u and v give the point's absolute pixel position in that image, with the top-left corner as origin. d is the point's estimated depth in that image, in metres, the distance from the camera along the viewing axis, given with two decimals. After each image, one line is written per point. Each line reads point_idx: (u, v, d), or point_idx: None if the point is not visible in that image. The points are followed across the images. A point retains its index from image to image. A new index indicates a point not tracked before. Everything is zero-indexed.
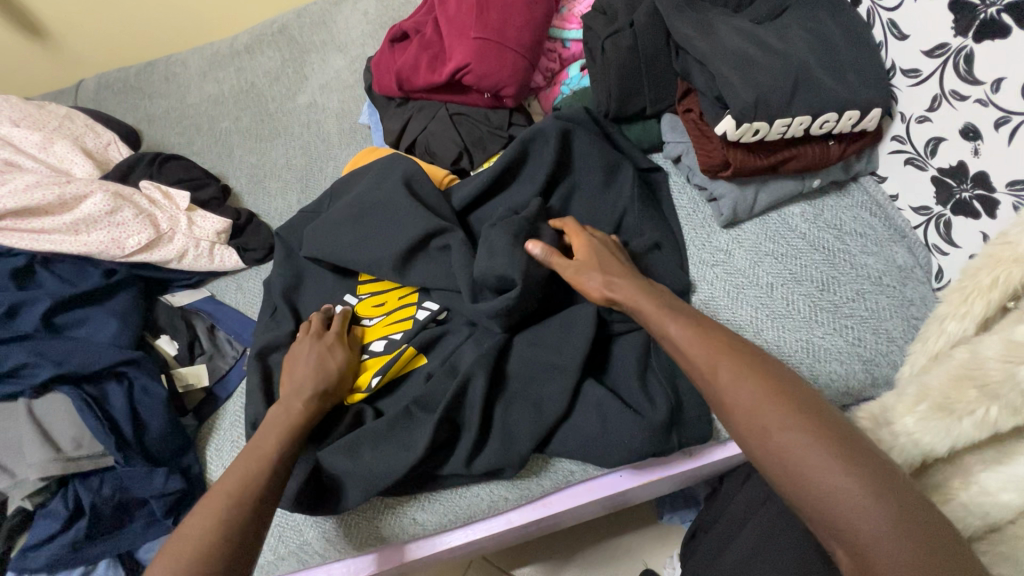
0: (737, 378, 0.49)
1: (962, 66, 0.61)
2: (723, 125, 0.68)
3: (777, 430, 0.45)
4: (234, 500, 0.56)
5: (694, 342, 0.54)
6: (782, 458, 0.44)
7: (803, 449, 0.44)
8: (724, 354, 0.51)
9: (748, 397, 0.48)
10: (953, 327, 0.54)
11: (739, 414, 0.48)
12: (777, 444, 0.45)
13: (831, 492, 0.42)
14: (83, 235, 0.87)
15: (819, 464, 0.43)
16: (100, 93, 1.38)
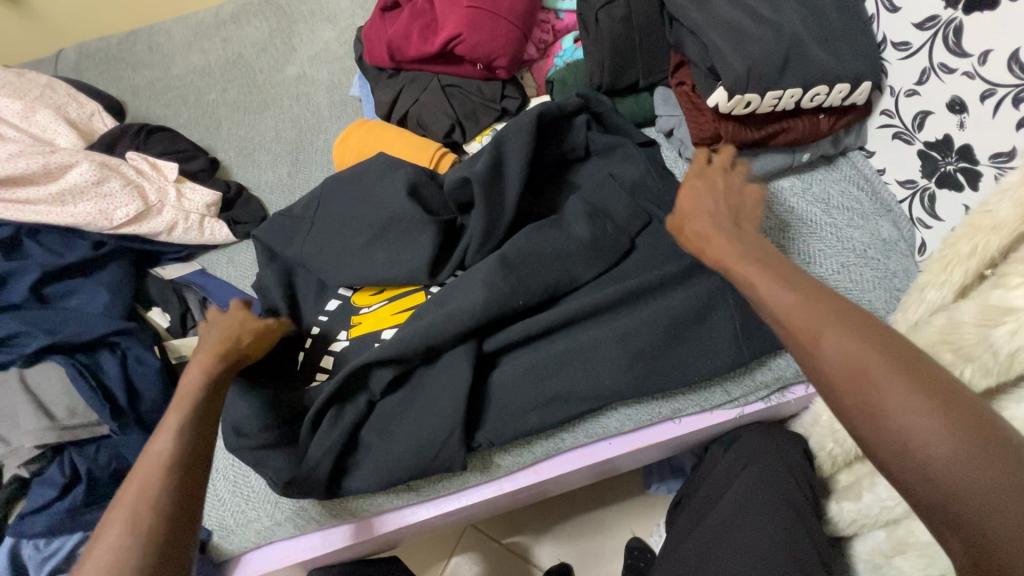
0: (847, 342, 0.41)
1: (950, 38, 0.62)
2: (716, 96, 0.68)
3: (885, 397, 0.38)
4: (143, 494, 0.45)
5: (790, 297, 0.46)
6: (898, 441, 0.37)
7: (916, 414, 0.37)
8: (808, 301, 0.45)
9: (856, 360, 0.40)
10: (932, 295, 0.56)
11: (846, 382, 0.40)
12: (896, 424, 0.37)
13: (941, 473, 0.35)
14: (70, 206, 0.86)
15: (931, 435, 0.36)
16: (82, 64, 1.34)
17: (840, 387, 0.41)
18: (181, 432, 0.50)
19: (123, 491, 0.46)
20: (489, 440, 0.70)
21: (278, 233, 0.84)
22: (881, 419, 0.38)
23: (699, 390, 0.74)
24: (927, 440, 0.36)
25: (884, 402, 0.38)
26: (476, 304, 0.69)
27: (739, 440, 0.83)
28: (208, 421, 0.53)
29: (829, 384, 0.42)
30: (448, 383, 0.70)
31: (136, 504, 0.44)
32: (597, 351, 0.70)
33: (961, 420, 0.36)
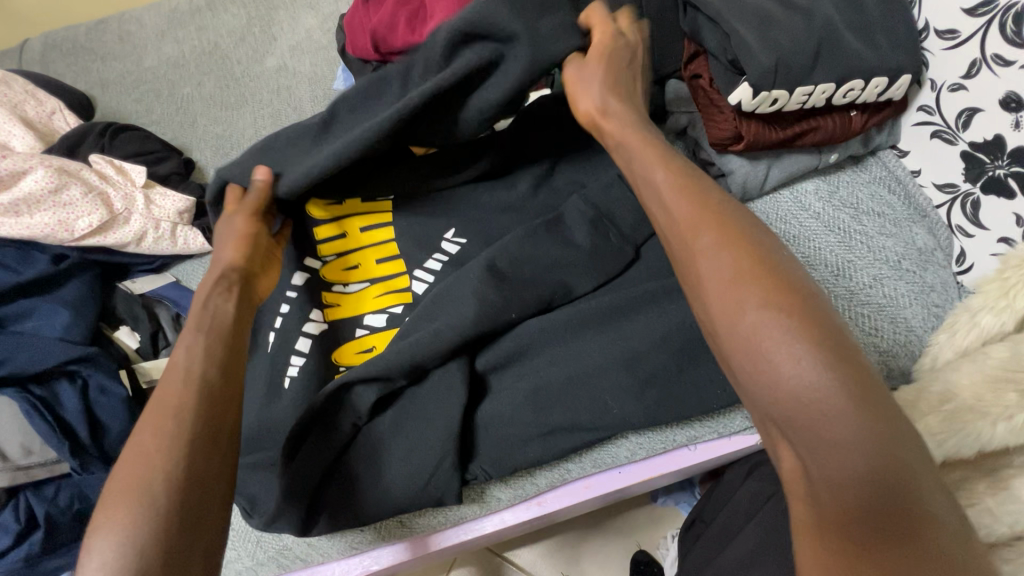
0: (720, 247, 0.39)
1: (1009, 26, 0.55)
2: (739, 93, 0.61)
3: (744, 299, 0.36)
4: (169, 417, 0.41)
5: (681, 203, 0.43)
6: (748, 343, 0.36)
7: (794, 362, 0.34)
8: (718, 236, 0.40)
9: (725, 267, 0.38)
10: (987, 321, 0.49)
11: (713, 283, 0.38)
12: (748, 328, 0.36)
13: (787, 379, 0.34)
14: (25, 217, 0.78)
15: (776, 337, 0.35)
16: (47, 55, 1.25)
17: (727, 327, 0.37)
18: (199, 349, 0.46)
19: (149, 406, 0.42)
20: (485, 472, 0.65)
21: None
22: (751, 366, 0.35)
23: (715, 415, 0.68)
24: (788, 374, 0.34)
25: (764, 351, 0.35)
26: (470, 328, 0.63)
27: (759, 465, 0.77)
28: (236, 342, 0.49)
29: (716, 324, 0.38)
30: (442, 415, 0.63)
31: (163, 428, 0.40)
32: (605, 377, 0.64)
33: (817, 329, 0.34)
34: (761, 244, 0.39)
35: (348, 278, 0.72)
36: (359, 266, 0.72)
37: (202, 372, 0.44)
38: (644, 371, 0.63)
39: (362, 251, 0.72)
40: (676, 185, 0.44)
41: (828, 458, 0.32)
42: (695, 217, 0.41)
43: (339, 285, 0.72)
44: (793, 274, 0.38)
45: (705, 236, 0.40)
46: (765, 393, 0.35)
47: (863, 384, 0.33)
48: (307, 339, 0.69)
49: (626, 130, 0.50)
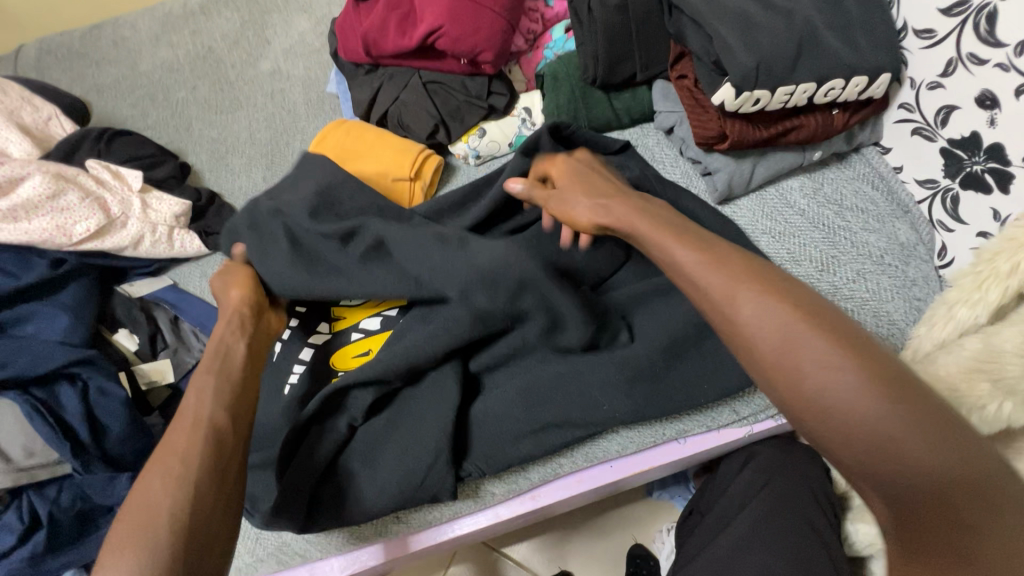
0: (762, 308, 0.38)
1: (982, 26, 0.56)
2: (721, 93, 0.62)
3: (804, 359, 0.36)
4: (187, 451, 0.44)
5: (707, 266, 0.43)
6: (824, 407, 0.35)
7: (863, 406, 0.34)
8: (761, 294, 0.39)
9: (773, 329, 0.37)
10: (963, 314, 0.51)
11: (763, 352, 0.38)
12: (816, 390, 0.35)
13: (869, 432, 0.34)
14: (23, 222, 0.79)
15: (852, 391, 0.34)
16: (43, 61, 1.26)
17: (786, 381, 0.37)
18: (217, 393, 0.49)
19: (163, 446, 0.44)
20: (479, 469, 0.66)
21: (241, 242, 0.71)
22: (819, 411, 0.35)
23: (703, 411, 0.70)
24: (870, 427, 0.34)
25: (829, 398, 0.35)
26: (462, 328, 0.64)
27: (752, 458, 0.78)
28: (241, 395, 0.51)
29: (772, 380, 0.38)
30: (435, 411, 0.65)
31: (172, 475, 0.42)
32: (594, 372, 0.65)
33: (883, 371, 0.35)
34: (800, 291, 0.39)
35: None
36: None
37: (213, 421, 0.47)
38: (631, 366, 0.65)
39: None
40: (695, 251, 0.44)
41: (922, 493, 0.33)
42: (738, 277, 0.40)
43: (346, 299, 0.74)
44: (838, 319, 0.38)
45: (748, 296, 0.39)
46: (834, 436, 0.35)
47: (940, 417, 0.34)
48: (310, 349, 0.71)
49: (628, 216, 0.52)
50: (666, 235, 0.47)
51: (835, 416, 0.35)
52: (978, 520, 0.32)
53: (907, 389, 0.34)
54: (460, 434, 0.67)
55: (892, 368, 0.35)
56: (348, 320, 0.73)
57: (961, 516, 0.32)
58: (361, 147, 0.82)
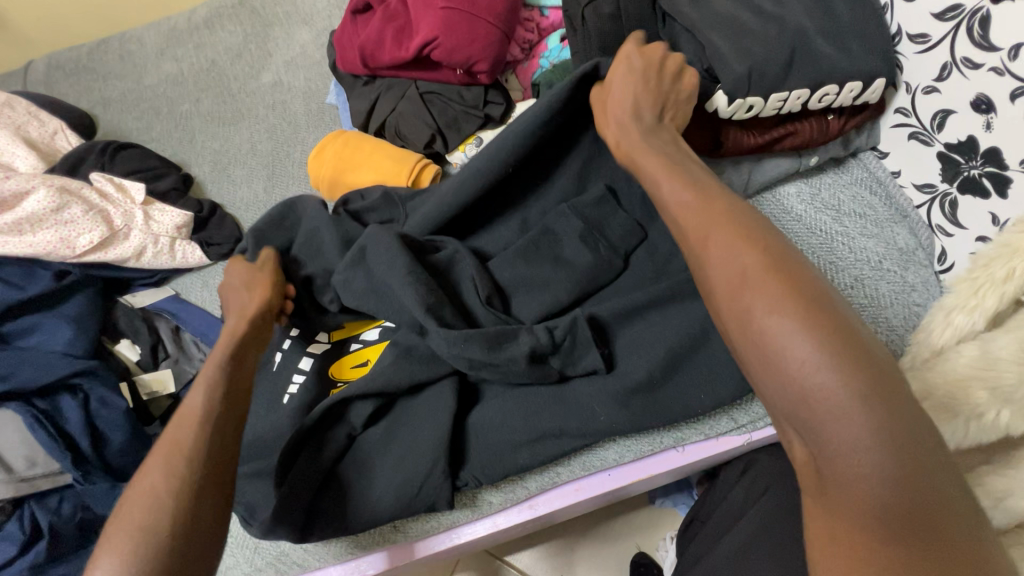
0: (728, 247, 0.42)
1: (976, 30, 0.56)
2: (714, 101, 0.62)
3: (753, 298, 0.39)
4: (173, 454, 0.47)
5: (694, 206, 0.46)
6: (760, 340, 0.38)
7: (798, 347, 0.36)
8: (732, 237, 0.42)
9: (734, 266, 0.41)
10: (960, 320, 0.50)
11: (722, 285, 0.41)
12: (760, 325, 0.38)
13: (797, 370, 0.36)
14: (28, 235, 0.81)
15: (787, 332, 0.37)
16: (51, 76, 1.28)
17: (772, 370, 0.37)
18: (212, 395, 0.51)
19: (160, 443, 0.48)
20: (476, 479, 0.66)
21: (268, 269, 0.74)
22: (795, 396, 0.36)
23: (700, 418, 0.69)
24: (800, 366, 0.36)
25: (807, 387, 0.36)
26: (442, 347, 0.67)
27: (753, 465, 0.77)
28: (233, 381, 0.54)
29: (760, 366, 0.38)
30: (432, 417, 0.65)
31: (156, 483, 0.45)
32: (585, 378, 0.65)
33: (825, 322, 0.37)
34: (772, 243, 0.42)
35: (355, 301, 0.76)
36: None
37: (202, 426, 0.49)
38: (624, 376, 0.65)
39: None
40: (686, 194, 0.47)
41: (838, 441, 0.34)
42: (754, 266, 0.39)
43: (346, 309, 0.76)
44: (805, 276, 0.39)
45: (756, 297, 0.39)
46: (800, 419, 0.36)
47: (871, 371, 0.35)
48: (310, 357, 0.72)
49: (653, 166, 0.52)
50: (688, 212, 0.46)
51: (767, 350, 0.37)
52: (884, 471, 0.33)
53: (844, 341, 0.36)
54: (458, 443, 0.67)
55: (837, 321, 0.37)
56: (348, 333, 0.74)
57: (865, 466, 0.33)
58: (358, 158, 0.84)
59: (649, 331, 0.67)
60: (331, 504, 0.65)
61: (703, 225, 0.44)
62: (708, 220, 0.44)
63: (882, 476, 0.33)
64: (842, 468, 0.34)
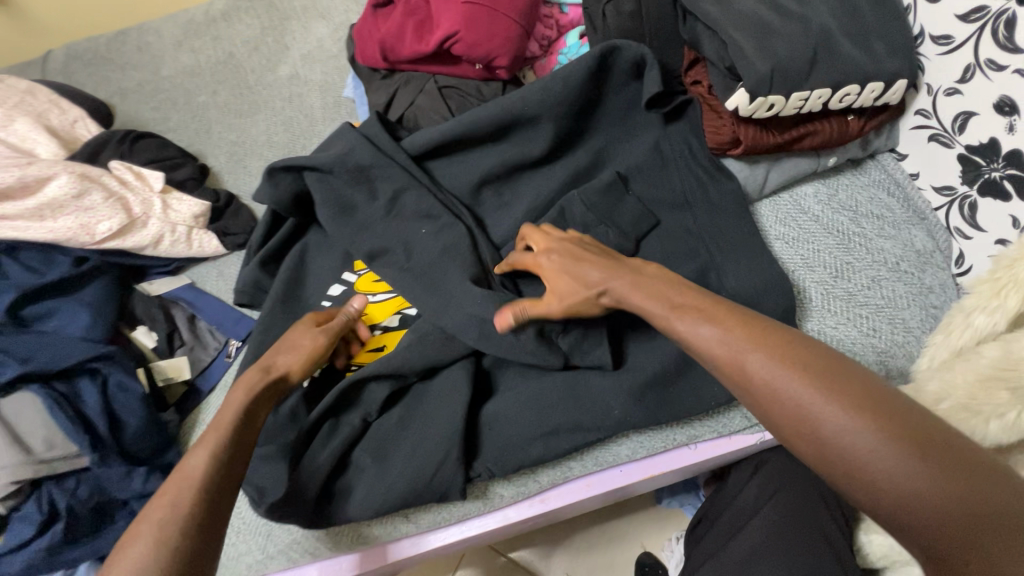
0: (771, 373, 0.42)
1: (1001, 32, 0.56)
2: (736, 98, 0.62)
3: (821, 419, 0.40)
4: (168, 510, 0.46)
5: (718, 338, 0.46)
6: (841, 460, 0.39)
7: (879, 460, 0.37)
8: (771, 357, 0.43)
9: (788, 392, 0.41)
10: (981, 321, 0.51)
11: (784, 415, 0.41)
12: (836, 446, 0.39)
13: (888, 481, 0.36)
14: (49, 221, 0.82)
15: (863, 444, 0.38)
16: (69, 66, 1.29)
17: (863, 487, 0.38)
18: (217, 447, 0.52)
19: (154, 499, 0.48)
20: (489, 470, 0.66)
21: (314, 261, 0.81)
22: (899, 510, 0.36)
23: (713, 414, 0.69)
24: (889, 479, 0.37)
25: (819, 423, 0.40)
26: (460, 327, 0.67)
27: (764, 464, 0.77)
28: (236, 444, 0.53)
29: (852, 487, 0.38)
30: (445, 407, 0.65)
31: (145, 541, 0.44)
32: (599, 372, 0.66)
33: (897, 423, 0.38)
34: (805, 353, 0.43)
35: (376, 288, 0.77)
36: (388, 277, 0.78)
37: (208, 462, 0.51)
38: (640, 371, 0.65)
39: None
40: (706, 328, 0.47)
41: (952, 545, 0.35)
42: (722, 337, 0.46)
43: (368, 294, 0.77)
44: (851, 379, 0.41)
45: (823, 416, 0.40)
46: (831, 460, 0.39)
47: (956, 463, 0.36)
48: None
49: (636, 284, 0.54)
50: (715, 343, 0.46)
51: (852, 467, 0.38)
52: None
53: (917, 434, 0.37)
54: (473, 434, 0.67)
55: (900, 418, 0.38)
56: (370, 318, 0.75)
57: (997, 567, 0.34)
58: None
59: (665, 328, 0.67)
60: (345, 492, 0.65)
61: (731, 355, 0.45)
62: (738, 346, 0.45)
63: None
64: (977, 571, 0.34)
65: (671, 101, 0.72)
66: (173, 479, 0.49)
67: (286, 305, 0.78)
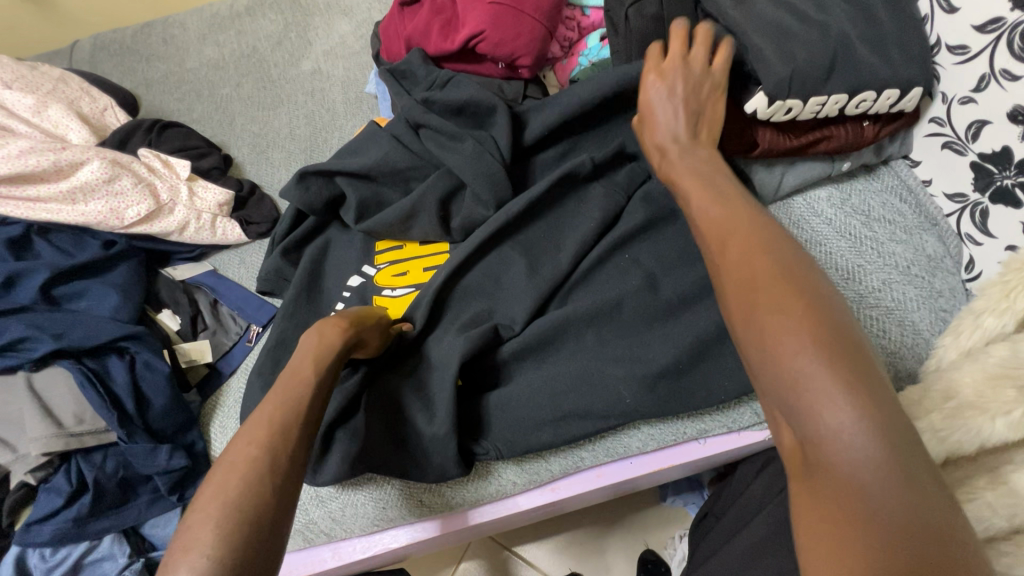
0: (744, 253, 0.43)
1: (1017, 43, 0.57)
2: (755, 102, 0.64)
3: (760, 299, 0.40)
4: (275, 439, 0.46)
5: (718, 218, 0.48)
6: (758, 330, 0.39)
7: (794, 347, 0.37)
8: (744, 247, 0.44)
9: (747, 271, 0.42)
10: (990, 322, 0.52)
11: (735, 286, 0.42)
12: (760, 319, 0.39)
13: (789, 363, 0.36)
14: (81, 204, 0.84)
15: (785, 329, 0.38)
16: (96, 56, 1.32)
17: (770, 361, 0.38)
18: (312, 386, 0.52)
19: (249, 426, 0.47)
20: (497, 450, 0.69)
21: (339, 254, 0.83)
22: (782, 383, 0.37)
23: (725, 410, 0.71)
24: (794, 360, 0.36)
25: (807, 402, 0.35)
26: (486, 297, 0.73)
27: (769, 462, 0.78)
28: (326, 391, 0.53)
29: (757, 357, 0.39)
30: (446, 373, 0.67)
31: (256, 462, 0.44)
32: (614, 364, 0.67)
33: (822, 325, 0.37)
34: (788, 250, 0.43)
35: (396, 283, 0.79)
36: (408, 273, 0.80)
37: (297, 411, 0.49)
38: (654, 366, 0.66)
39: (413, 261, 0.81)
40: (712, 206, 0.50)
41: (834, 441, 0.34)
42: (762, 280, 0.41)
43: (388, 290, 0.79)
44: (813, 287, 0.40)
45: (762, 299, 0.40)
46: (751, 332, 0.40)
47: (862, 378, 0.35)
48: None
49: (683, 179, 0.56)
50: (715, 225, 0.48)
51: (772, 356, 0.37)
52: (880, 488, 0.32)
53: (841, 345, 0.36)
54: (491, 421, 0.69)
55: (834, 325, 0.37)
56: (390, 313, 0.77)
57: (856, 476, 0.33)
58: None
59: (681, 326, 0.68)
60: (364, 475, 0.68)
61: (720, 234, 0.47)
62: (727, 231, 0.46)
63: (881, 496, 0.32)
64: (828, 458, 0.34)
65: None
66: (270, 405, 0.49)
67: (308, 292, 0.80)
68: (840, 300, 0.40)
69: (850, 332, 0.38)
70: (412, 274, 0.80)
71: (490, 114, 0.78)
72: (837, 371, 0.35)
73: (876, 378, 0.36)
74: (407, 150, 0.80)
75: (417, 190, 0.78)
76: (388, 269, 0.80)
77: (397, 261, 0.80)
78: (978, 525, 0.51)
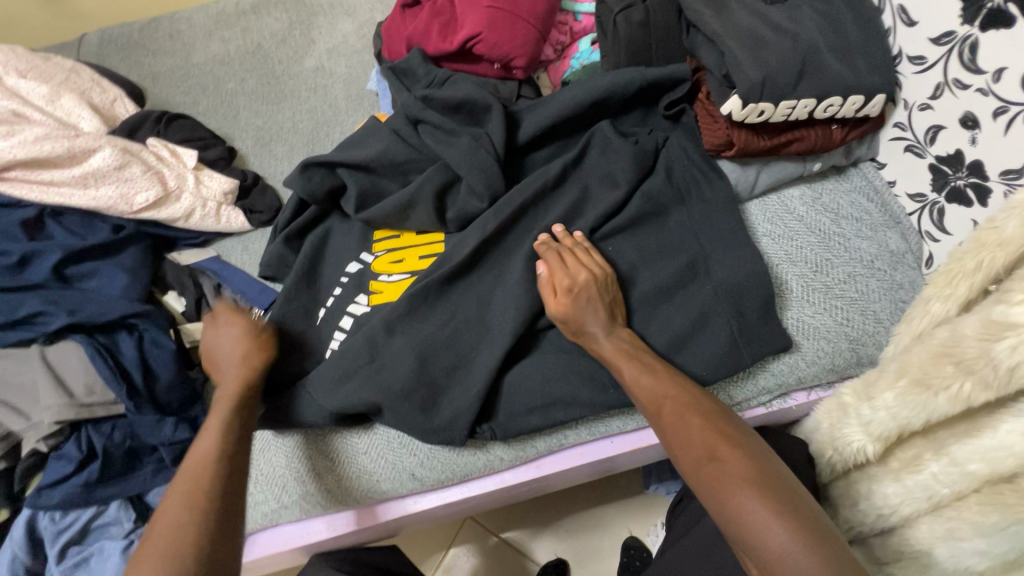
0: (684, 422, 0.58)
1: (966, 55, 0.62)
2: (730, 104, 0.69)
3: (714, 467, 0.53)
4: (191, 489, 0.56)
5: (655, 392, 0.62)
6: (712, 478, 0.53)
7: (743, 495, 0.50)
8: (687, 413, 0.59)
9: (698, 452, 0.56)
10: (937, 307, 0.57)
11: (691, 464, 0.55)
12: (710, 475, 0.53)
13: (743, 508, 0.50)
14: (92, 189, 0.88)
15: (735, 486, 0.51)
16: (104, 49, 1.36)
17: (730, 505, 0.51)
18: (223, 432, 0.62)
19: (175, 482, 0.58)
20: (492, 431, 0.73)
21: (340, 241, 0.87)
22: (741, 523, 0.50)
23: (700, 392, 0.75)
24: (744, 504, 0.50)
25: (757, 524, 0.49)
26: (476, 284, 0.77)
27: None
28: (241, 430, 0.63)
29: (718, 507, 0.52)
30: None
31: (182, 511, 0.55)
32: None
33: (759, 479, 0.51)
34: (720, 420, 0.58)
35: (393, 270, 0.83)
36: (404, 260, 0.84)
37: (213, 456, 0.59)
38: None
39: (409, 249, 0.85)
40: (642, 375, 0.63)
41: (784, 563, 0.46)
42: (710, 455, 0.55)
43: (385, 276, 0.83)
44: (746, 449, 0.55)
45: (716, 466, 0.53)
46: (708, 487, 0.53)
47: (795, 514, 0.49)
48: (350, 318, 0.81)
49: (617, 359, 0.66)
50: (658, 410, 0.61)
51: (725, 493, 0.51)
52: None
53: (778, 494, 0.50)
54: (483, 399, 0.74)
55: (770, 479, 0.51)
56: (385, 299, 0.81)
57: None
58: None
59: (659, 314, 0.72)
60: None
61: (658, 400, 0.61)
62: (668, 397, 0.61)
63: None
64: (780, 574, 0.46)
65: (672, 108, 0.79)
66: (186, 459, 0.59)
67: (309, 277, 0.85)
68: (767, 459, 0.54)
69: (782, 483, 0.52)
70: (408, 262, 0.84)
71: (485, 112, 0.83)
72: (777, 508, 0.49)
73: (807, 516, 0.49)
74: (406, 144, 0.85)
75: (415, 182, 0.82)
76: (385, 256, 0.84)
77: (394, 249, 0.85)
78: (923, 492, 0.56)
